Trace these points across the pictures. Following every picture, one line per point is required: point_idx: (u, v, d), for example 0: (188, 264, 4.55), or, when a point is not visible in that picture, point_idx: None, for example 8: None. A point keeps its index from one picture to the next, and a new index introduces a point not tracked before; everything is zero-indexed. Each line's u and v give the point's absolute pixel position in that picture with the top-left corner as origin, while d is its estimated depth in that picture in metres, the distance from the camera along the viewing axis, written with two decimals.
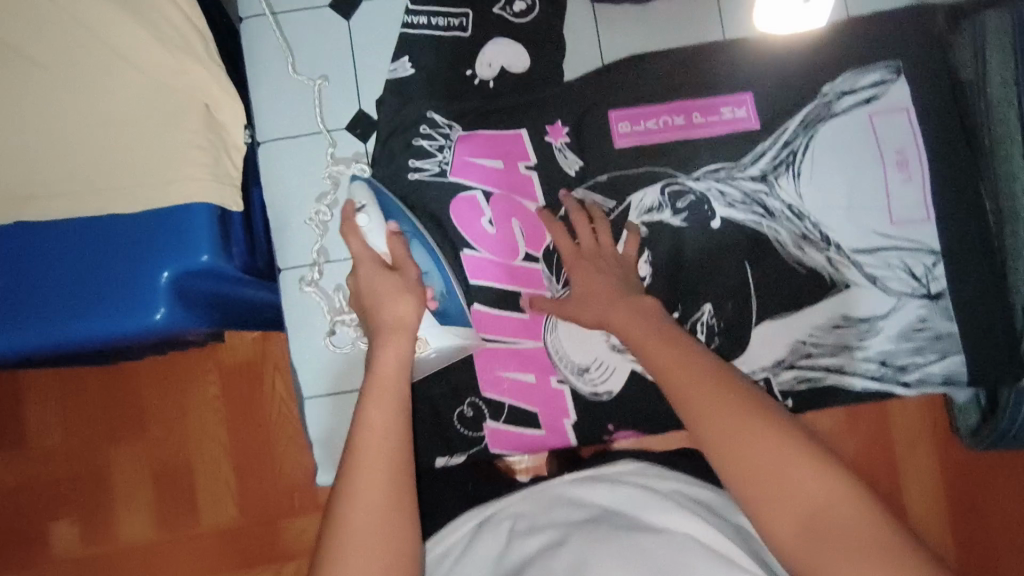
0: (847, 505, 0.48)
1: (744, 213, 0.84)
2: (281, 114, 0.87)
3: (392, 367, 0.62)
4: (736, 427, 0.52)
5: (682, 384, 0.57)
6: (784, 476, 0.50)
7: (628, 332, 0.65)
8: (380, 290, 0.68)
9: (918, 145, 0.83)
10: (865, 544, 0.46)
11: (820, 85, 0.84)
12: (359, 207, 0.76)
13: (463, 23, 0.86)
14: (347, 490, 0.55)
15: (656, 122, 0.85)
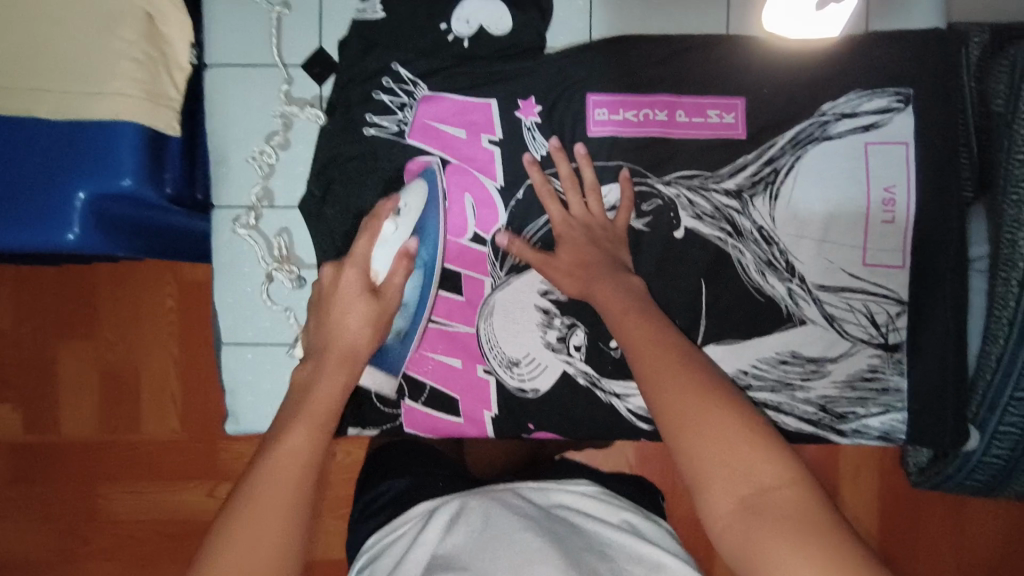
0: (789, 488, 0.48)
1: (710, 227, 0.78)
2: (235, 38, 0.80)
3: (327, 398, 0.66)
4: (695, 402, 0.52)
5: (652, 359, 0.57)
6: (735, 453, 0.50)
7: (612, 307, 0.65)
8: (344, 320, 0.71)
9: (910, 185, 0.76)
10: (800, 524, 0.46)
11: (820, 103, 0.77)
12: (396, 211, 0.75)
13: None
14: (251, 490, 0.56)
15: (636, 115, 0.78)
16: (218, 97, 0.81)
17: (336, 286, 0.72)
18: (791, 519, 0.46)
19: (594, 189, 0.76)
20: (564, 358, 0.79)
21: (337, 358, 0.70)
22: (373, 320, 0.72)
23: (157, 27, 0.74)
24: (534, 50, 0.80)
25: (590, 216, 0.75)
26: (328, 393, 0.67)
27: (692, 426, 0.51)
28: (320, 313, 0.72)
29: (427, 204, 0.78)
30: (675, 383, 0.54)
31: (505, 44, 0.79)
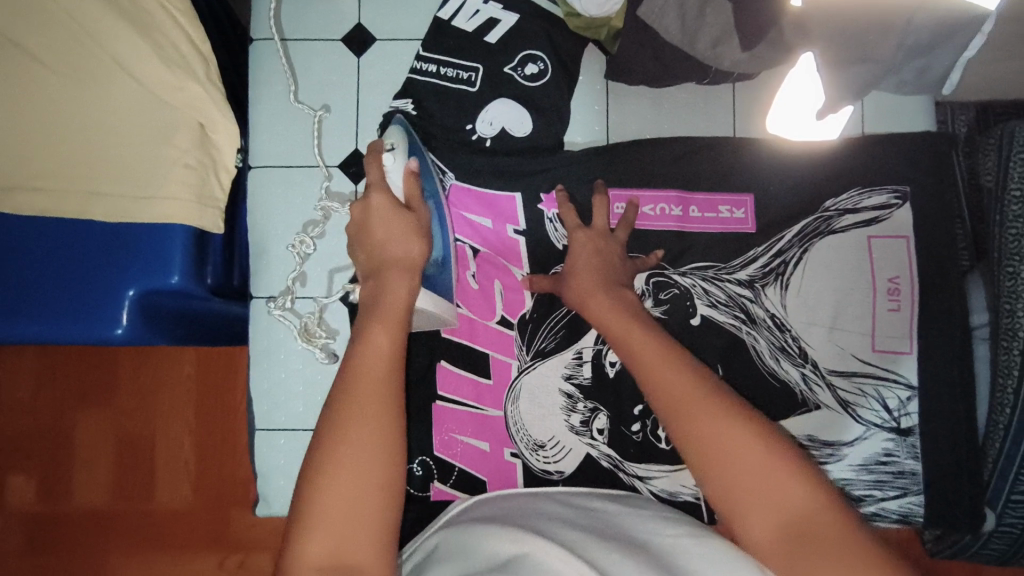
0: (822, 513, 0.48)
1: (724, 314, 0.82)
2: (277, 141, 0.85)
3: (401, 300, 0.60)
4: (715, 431, 0.53)
5: (662, 387, 0.57)
6: (761, 481, 0.50)
7: (612, 322, 0.65)
8: (395, 232, 0.65)
9: (912, 275, 0.81)
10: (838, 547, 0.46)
11: (823, 199, 0.83)
12: (387, 147, 0.75)
13: (473, 77, 0.86)
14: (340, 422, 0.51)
15: (653, 209, 0.83)
16: (259, 195, 0.86)
17: (376, 169, 0.69)
18: (826, 534, 0.46)
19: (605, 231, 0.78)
20: (587, 442, 0.82)
21: (384, 319, 0.58)
22: (419, 230, 0.66)
23: (208, 135, 0.80)
24: (554, 150, 0.86)
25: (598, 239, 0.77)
26: (397, 298, 0.61)
27: (715, 453, 0.52)
28: (359, 241, 0.67)
29: (410, 146, 0.79)
30: (695, 413, 0.54)
31: (527, 144, 0.86)
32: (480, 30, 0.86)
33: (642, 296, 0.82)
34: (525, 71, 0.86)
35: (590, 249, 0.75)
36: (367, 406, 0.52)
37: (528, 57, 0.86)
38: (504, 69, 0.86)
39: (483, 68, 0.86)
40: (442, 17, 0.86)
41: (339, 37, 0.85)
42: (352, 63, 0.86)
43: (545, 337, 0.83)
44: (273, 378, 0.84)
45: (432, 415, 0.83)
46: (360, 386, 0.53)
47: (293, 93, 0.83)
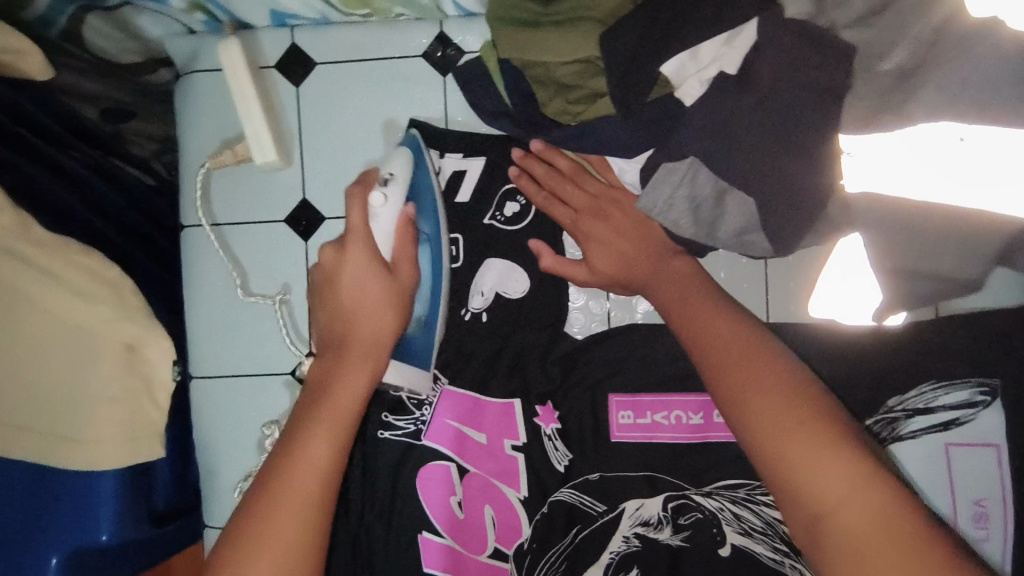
0: (871, 495, 0.42)
1: (763, 545, 0.65)
2: (220, 346, 0.72)
3: (353, 395, 0.56)
4: (763, 388, 0.48)
5: (707, 333, 0.54)
6: (804, 455, 0.45)
7: (665, 296, 0.60)
8: (365, 301, 0.58)
9: (1006, 497, 0.63)
10: (896, 545, 0.40)
11: (886, 398, 0.66)
12: (382, 177, 0.63)
13: (452, 250, 0.73)
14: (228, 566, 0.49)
15: (666, 417, 0.69)
16: (204, 409, 0.73)
17: (337, 270, 0.59)
18: (888, 546, 0.40)
19: (578, 173, 0.66)
20: None
21: (359, 351, 0.57)
22: (393, 302, 0.59)
23: (139, 355, 0.68)
24: (546, 338, 0.73)
25: (598, 196, 0.64)
26: (348, 387, 0.56)
27: (751, 402, 0.48)
28: (323, 297, 0.60)
29: (415, 164, 0.66)
30: (749, 397, 0.48)
31: (512, 331, 0.73)
32: (451, 190, 0.73)
33: (658, 524, 0.67)
34: (504, 214, 0.73)
35: (631, 241, 0.63)
36: (305, 481, 0.52)
37: (508, 195, 0.73)
38: (484, 221, 0.73)
39: (462, 238, 0.73)
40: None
41: (282, 218, 0.72)
42: (300, 247, 0.72)
43: (545, 573, 0.68)
44: None
45: None
46: (325, 415, 0.55)
47: (242, 289, 0.70)
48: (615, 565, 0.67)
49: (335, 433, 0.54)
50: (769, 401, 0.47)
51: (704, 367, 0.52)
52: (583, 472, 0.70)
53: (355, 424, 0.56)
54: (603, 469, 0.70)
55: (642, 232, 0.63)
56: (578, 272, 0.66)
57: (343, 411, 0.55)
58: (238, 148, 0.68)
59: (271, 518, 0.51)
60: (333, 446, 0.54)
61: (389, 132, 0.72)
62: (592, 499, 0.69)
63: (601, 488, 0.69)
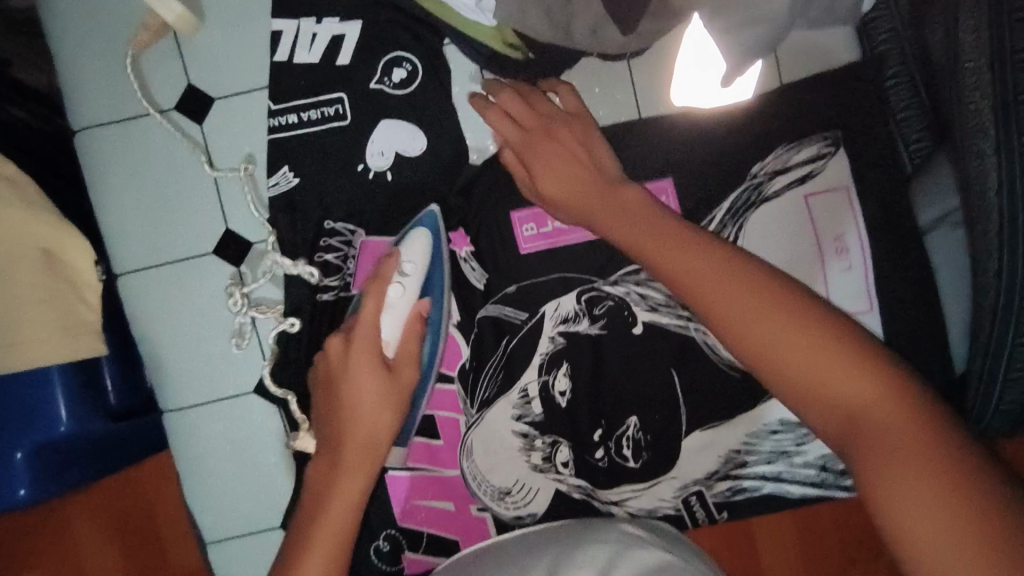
0: (761, 300, 0.51)
1: (667, 316, 0.76)
2: (138, 241, 0.74)
3: (370, 395, 0.64)
4: (652, 229, 0.59)
5: (579, 196, 0.65)
6: (697, 266, 0.54)
7: (553, 159, 0.66)
8: (372, 296, 0.66)
9: (859, 228, 0.74)
10: (782, 332, 0.49)
11: (749, 166, 0.74)
12: (399, 267, 0.69)
13: (339, 109, 0.75)
14: (326, 480, 0.63)
15: (565, 221, 0.75)
16: (139, 306, 0.76)
17: (343, 368, 0.65)
18: (782, 333, 0.49)
19: (529, 91, 0.68)
20: (554, 477, 0.77)
21: (353, 463, 0.63)
22: (388, 298, 0.67)
23: (56, 259, 0.69)
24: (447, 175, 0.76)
25: (549, 119, 0.67)
26: (368, 407, 0.64)
27: (651, 239, 0.58)
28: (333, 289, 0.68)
29: (432, 255, 0.71)
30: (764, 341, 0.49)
31: (416, 170, 0.75)
32: (329, 57, 0.74)
33: (577, 317, 0.76)
34: (392, 79, 0.75)
35: (571, 160, 0.65)
36: (359, 400, 0.64)
37: (394, 61, 0.75)
38: (371, 85, 0.75)
39: (346, 96, 0.75)
40: (281, 60, 0.73)
41: (170, 107, 0.73)
42: (196, 129, 0.74)
43: (488, 385, 0.76)
44: (220, 488, 0.78)
45: (387, 486, 0.78)
46: (359, 344, 0.65)
47: (208, 165, 0.73)
48: (546, 362, 0.76)
49: (372, 355, 0.65)
50: (794, 332, 0.48)
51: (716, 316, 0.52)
52: (501, 287, 0.76)
53: (352, 537, 0.62)
54: (519, 280, 0.76)
55: (589, 162, 0.65)
56: (526, 180, 0.69)
57: (371, 331, 0.66)
58: (150, 22, 0.70)
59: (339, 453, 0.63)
60: (329, 558, 0.59)
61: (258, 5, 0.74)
62: (514, 310, 0.76)
63: (520, 298, 0.76)
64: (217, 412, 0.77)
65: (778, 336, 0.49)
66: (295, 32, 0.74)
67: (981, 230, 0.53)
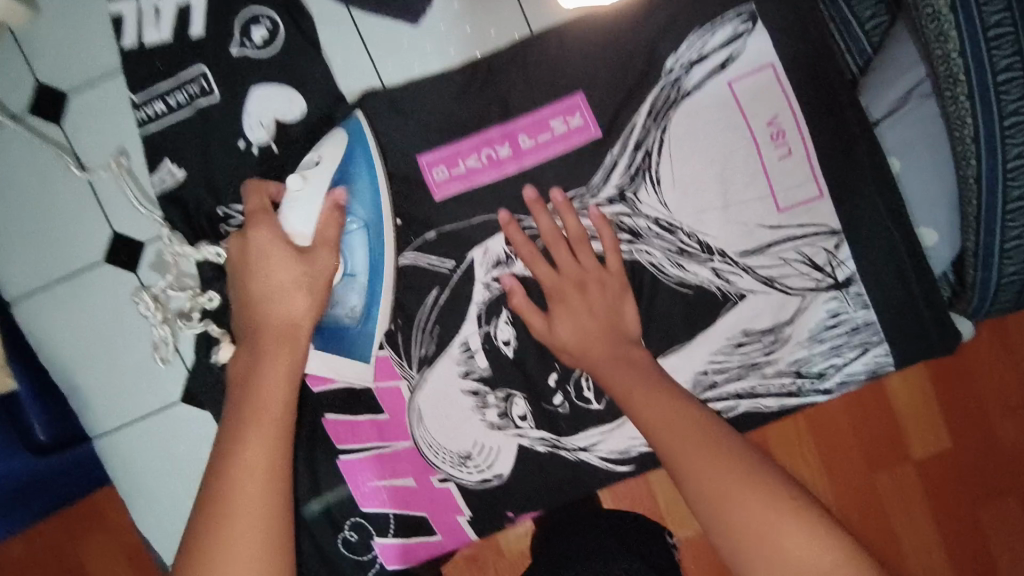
0: (680, 410, 0.57)
1: None
2: (25, 261, 0.70)
3: (280, 385, 0.55)
4: (569, 274, 0.66)
5: (556, 287, 0.66)
6: (608, 346, 0.63)
7: (565, 281, 0.66)
8: (272, 287, 0.58)
9: (794, 108, 0.67)
10: (696, 432, 0.54)
11: (662, 60, 0.67)
12: (309, 163, 0.62)
13: (204, 84, 0.68)
14: (218, 498, 0.49)
15: (479, 159, 0.68)
16: (41, 331, 0.71)
17: (247, 246, 0.59)
18: (692, 434, 0.54)
19: (581, 241, 0.66)
20: (513, 433, 0.72)
21: (275, 342, 0.57)
22: (303, 279, 0.58)
23: None
24: (337, 131, 0.68)
25: (585, 271, 0.66)
26: (273, 374, 0.55)
27: (554, 289, 0.66)
28: (239, 276, 0.59)
29: (349, 149, 0.64)
30: (682, 453, 0.53)
31: (303, 133, 0.69)
32: (179, 30, 0.68)
33: (509, 259, 0.69)
34: (253, 39, 0.68)
35: (598, 321, 0.65)
36: (273, 406, 0.54)
37: (251, 19, 0.68)
38: (231, 51, 0.68)
39: (208, 68, 0.68)
40: (131, 44, 0.68)
41: (25, 110, 0.68)
42: (57, 130, 0.68)
43: (424, 342, 0.71)
44: (165, 510, 0.73)
45: (340, 472, 0.73)
46: (274, 339, 0.57)
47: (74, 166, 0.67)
48: (485, 312, 0.70)
49: (287, 353, 0.56)
50: (715, 458, 0.52)
51: (641, 427, 0.58)
52: (420, 234, 0.70)
53: (292, 426, 0.54)
54: (440, 226, 0.69)
55: (608, 317, 0.65)
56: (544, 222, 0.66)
57: (283, 322, 0.57)
58: None
59: (238, 460, 0.50)
60: (264, 436, 0.52)
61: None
62: (441, 261, 0.70)
63: (443, 245, 0.69)
64: (147, 429, 0.72)
65: (676, 437, 0.54)
66: (137, 11, 0.68)
67: (950, 90, 0.52)
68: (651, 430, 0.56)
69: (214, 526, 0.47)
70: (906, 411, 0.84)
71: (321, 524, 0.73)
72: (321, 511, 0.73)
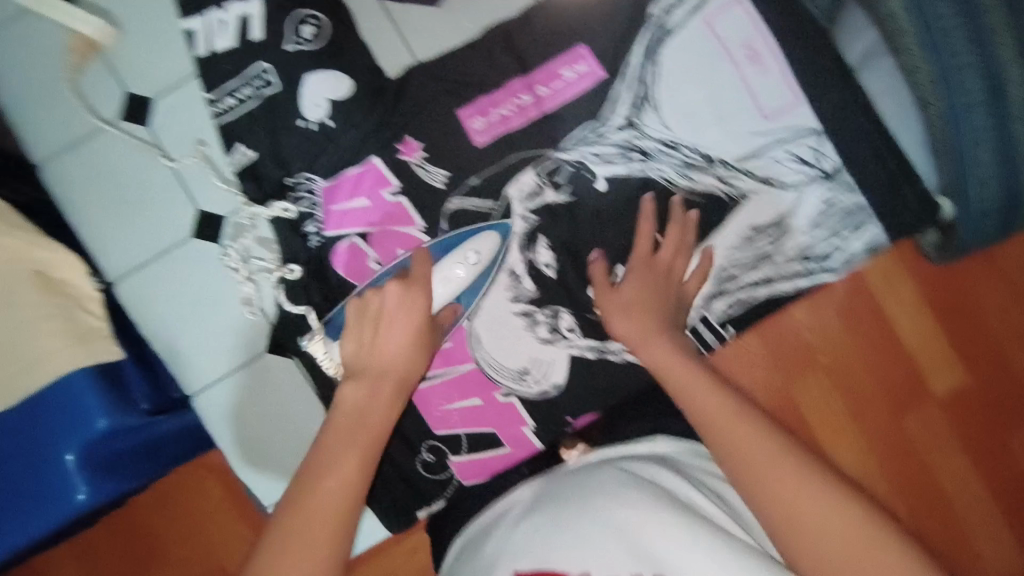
0: (729, 407, 0.66)
1: (621, 164, 0.79)
2: (123, 245, 0.80)
3: (360, 403, 0.69)
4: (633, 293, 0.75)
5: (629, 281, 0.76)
6: (658, 344, 0.72)
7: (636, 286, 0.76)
8: (396, 323, 0.71)
9: (763, 34, 0.79)
10: (743, 442, 0.63)
11: (647, 9, 0.80)
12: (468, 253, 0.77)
13: (266, 77, 0.81)
14: (294, 503, 0.62)
15: (507, 108, 0.80)
16: (142, 305, 0.81)
17: (385, 310, 0.72)
18: (730, 428, 0.64)
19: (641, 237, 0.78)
20: (564, 345, 0.81)
21: (377, 381, 0.70)
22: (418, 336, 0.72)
23: (50, 278, 0.73)
24: (382, 103, 0.81)
25: (641, 250, 0.78)
26: (378, 413, 0.68)
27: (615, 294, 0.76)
28: (366, 325, 0.72)
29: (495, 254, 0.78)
30: (743, 442, 0.63)
31: (353, 106, 0.81)
32: (241, 36, 0.81)
33: (541, 188, 0.79)
34: (303, 36, 0.81)
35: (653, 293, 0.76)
36: (356, 466, 0.65)
37: (299, 19, 0.81)
38: (286, 48, 0.81)
39: (269, 64, 0.81)
40: (202, 52, 0.81)
41: (117, 117, 0.81)
42: (144, 129, 0.81)
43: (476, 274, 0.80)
44: (261, 454, 0.81)
45: (414, 401, 0.81)
46: (372, 420, 0.68)
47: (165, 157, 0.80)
48: (526, 240, 0.80)
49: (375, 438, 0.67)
50: (759, 453, 0.62)
51: (692, 414, 0.67)
52: (461, 182, 0.80)
53: (371, 467, 0.66)
54: (480, 171, 0.80)
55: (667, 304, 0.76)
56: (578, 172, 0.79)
57: (379, 418, 0.68)
58: (78, 45, 0.80)
59: (315, 504, 0.62)
60: (348, 488, 0.63)
61: (169, 12, 0.82)
62: (484, 200, 0.80)
63: (484, 187, 0.80)
64: (241, 381, 0.82)
65: (742, 437, 0.63)
66: (204, 25, 0.81)
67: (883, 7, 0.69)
68: (707, 430, 0.65)
69: (298, 515, 0.61)
70: (891, 304, 0.99)
71: (402, 449, 0.82)
72: (400, 438, 0.82)
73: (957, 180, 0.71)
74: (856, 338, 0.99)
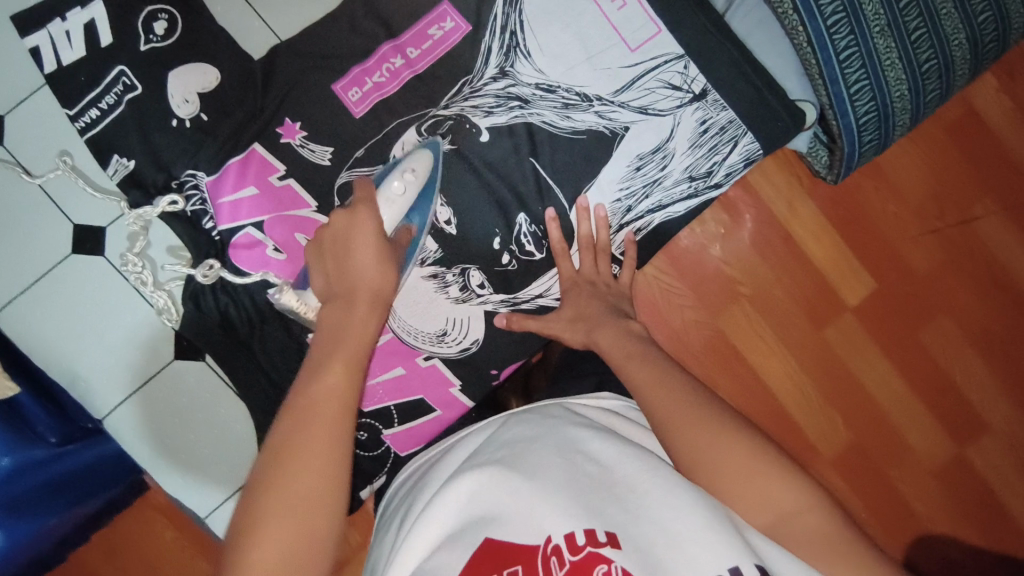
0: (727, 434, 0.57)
1: (503, 114, 0.80)
2: (3, 276, 0.77)
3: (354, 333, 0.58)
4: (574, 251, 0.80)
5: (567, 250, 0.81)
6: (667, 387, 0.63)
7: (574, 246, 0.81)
8: (354, 244, 0.64)
9: None
10: (744, 464, 0.55)
11: None
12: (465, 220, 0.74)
13: (126, 81, 0.77)
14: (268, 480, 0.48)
15: (381, 75, 0.80)
16: (32, 335, 0.77)
17: (349, 225, 0.65)
18: (737, 459, 0.55)
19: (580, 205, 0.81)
20: (477, 301, 0.81)
21: (367, 303, 0.61)
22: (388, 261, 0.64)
23: None
24: (253, 88, 0.79)
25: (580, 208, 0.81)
26: (360, 324, 0.59)
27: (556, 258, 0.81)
28: (334, 258, 0.64)
29: None
30: (736, 464, 0.55)
31: (222, 96, 0.79)
32: (90, 43, 0.77)
33: None
34: (156, 33, 0.78)
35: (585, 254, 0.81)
36: (335, 409, 0.52)
37: (149, 17, 0.78)
38: (141, 48, 0.78)
39: (126, 66, 0.77)
40: (51, 68, 0.77)
41: None
42: (1, 150, 0.78)
43: None
44: (188, 466, 0.79)
45: None
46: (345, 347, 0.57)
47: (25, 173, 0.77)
48: None
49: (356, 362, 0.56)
50: (762, 481, 0.54)
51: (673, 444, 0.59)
52: (349, 157, 0.78)
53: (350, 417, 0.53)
54: (365, 142, 0.79)
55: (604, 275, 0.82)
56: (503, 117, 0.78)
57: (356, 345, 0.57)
58: None
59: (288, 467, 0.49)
60: (331, 444, 0.51)
61: (11, 32, 0.78)
62: (370, 167, 0.78)
63: (370, 157, 0.78)
64: (155, 392, 0.80)
65: (737, 461, 0.55)
66: (48, 39, 0.77)
67: None
68: (695, 463, 0.57)
69: (266, 502, 0.47)
70: (803, 231, 1.06)
71: None
72: None
73: (834, 91, 0.80)
74: (767, 267, 1.05)
